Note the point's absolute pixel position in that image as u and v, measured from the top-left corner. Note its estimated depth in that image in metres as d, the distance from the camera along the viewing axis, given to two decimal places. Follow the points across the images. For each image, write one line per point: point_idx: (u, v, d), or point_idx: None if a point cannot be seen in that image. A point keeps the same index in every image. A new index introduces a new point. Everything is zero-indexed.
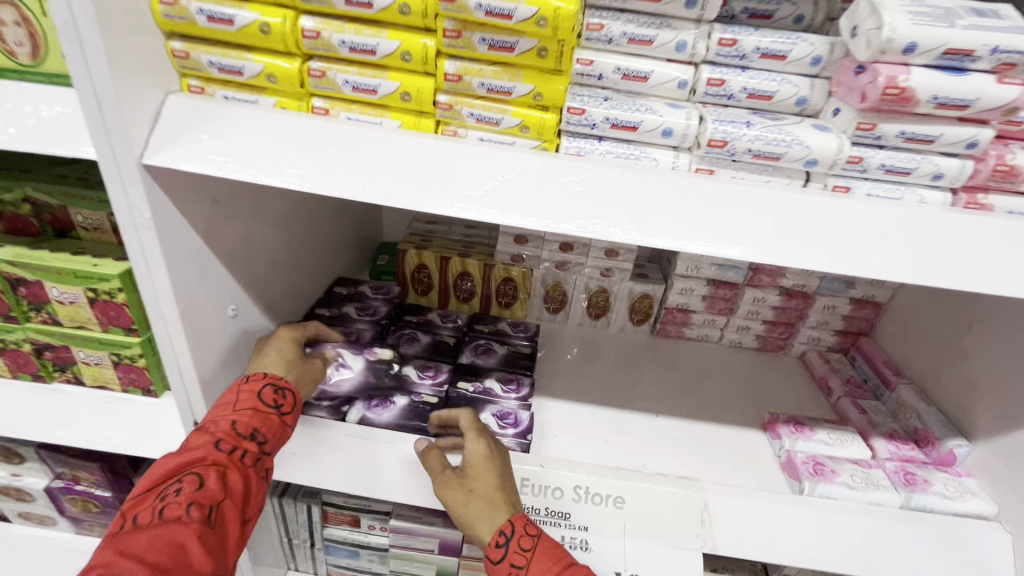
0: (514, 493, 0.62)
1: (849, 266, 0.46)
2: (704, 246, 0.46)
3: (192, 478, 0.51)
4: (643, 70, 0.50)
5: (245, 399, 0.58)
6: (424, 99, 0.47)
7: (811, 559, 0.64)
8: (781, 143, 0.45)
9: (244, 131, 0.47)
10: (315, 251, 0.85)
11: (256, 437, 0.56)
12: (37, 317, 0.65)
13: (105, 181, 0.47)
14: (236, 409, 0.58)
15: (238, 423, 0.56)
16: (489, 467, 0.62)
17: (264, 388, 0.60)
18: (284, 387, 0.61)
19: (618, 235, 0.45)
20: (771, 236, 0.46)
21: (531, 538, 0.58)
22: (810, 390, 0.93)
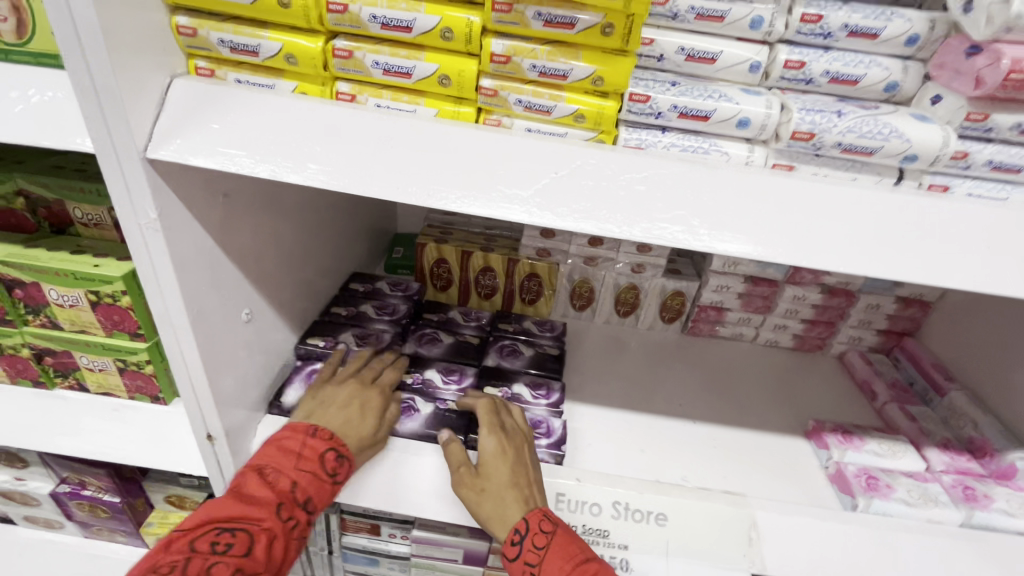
0: (531, 486, 0.57)
1: (948, 275, 0.40)
2: (784, 253, 0.41)
3: (242, 538, 0.48)
4: (711, 50, 0.44)
5: (309, 459, 0.55)
6: (465, 83, 0.41)
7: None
8: (877, 136, 0.39)
9: (260, 120, 0.42)
10: (329, 245, 0.80)
11: (307, 507, 0.54)
12: (35, 320, 0.61)
13: (105, 178, 0.41)
14: (298, 467, 0.54)
15: (298, 485, 0.53)
16: (502, 463, 0.57)
17: (327, 451, 0.56)
18: (343, 455, 0.57)
19: (688, 241, 0.40)
20: (859, 241, 0.41)
21: (545, 536, 0.53)
22: (852, 393, 0.88)
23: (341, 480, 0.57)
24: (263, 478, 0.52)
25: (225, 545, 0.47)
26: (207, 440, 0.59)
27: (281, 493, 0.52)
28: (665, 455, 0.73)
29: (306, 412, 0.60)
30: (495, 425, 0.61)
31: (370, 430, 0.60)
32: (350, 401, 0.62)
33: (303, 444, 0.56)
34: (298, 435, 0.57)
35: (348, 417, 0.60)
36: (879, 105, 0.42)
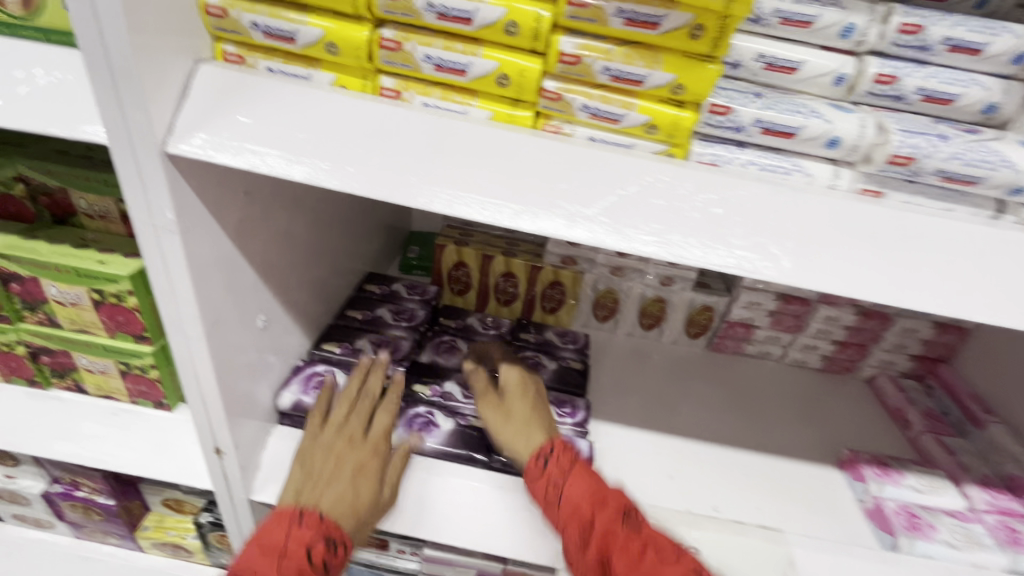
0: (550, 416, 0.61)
1: None
2: (874, 289, 0.37)
3: None
4: (793, 59, 0.40)
5: (292, 558, 0.48)
6: (526, 84, 0.37)
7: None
8: (985, 165, 0.35)
9: (294, 115, 0.37)
10: (345, 246, 0.75)
11: None
12: (32, 317, 0.56)
13: (117, 169, 0.37)
14: (281, 567, 0.48)
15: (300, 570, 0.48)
16: (524, 395, 0.63)
17: (314, 543, 0.50)
18: (338, 540, 0.51)
19: (768, 270, 0.36)
20: (958, 275, 0.37)
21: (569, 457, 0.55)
22: (883, 420, 0.84)
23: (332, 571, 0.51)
24: None
25: None
26: (215, 453, 0.55)
27: None
28: (692, 482, 0.70)
29: (295, 488, 0.54)
30: (517, 362, 0.69)
31: (371, 499, 0.55)
32: (346, 467, 0.55)
33: (287, 538, 0.50)
34: (283, 526, 0.50)
35: (342, 494, 0.53)
36: (983, 129, 0.38)
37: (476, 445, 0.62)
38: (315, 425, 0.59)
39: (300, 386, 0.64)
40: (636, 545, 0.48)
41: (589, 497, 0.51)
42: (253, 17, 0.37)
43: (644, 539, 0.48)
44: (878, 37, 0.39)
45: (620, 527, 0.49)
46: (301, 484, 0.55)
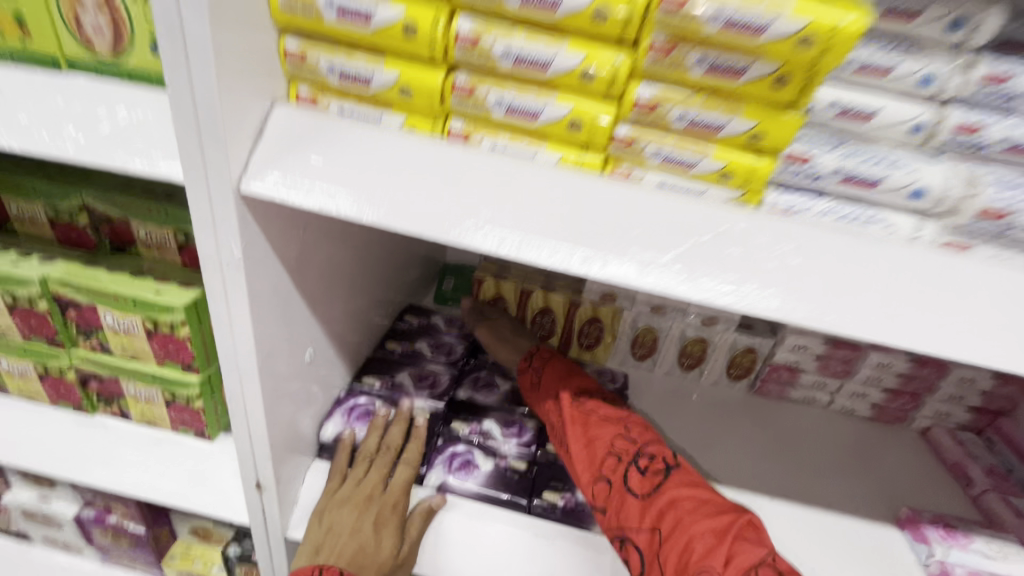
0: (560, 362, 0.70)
1: None
2: (966, 349, 0.34)
3: None
4: (868, 107, 0.38)
5: None
6: (599, 129, 0.36)
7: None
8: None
9: (365, 156, 0.37)
10: (387, 277, 0.75)
11: None
12: (85, 343, 0.57)
13: (190, 205, 0.37)
14: None
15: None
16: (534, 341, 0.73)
17: None
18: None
19: (851, 325, 0.34)
20: None
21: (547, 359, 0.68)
22: (941, 477, 0.80)
23: None
24: None
25: None
26: (255, 489, 0.54)
27: None
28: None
29: (313, 547, 0.53)
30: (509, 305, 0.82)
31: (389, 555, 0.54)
32: (364, 522, 0.55)
33: None
34: None
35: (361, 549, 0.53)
36: None
37: (516, 489, 0.60)
38: (333, 480, 0.59)
39: (343, 418, 0.64)
40: (580, 416, 0.59)
41: (555, 380, 0.64)
42: (330, 61, 0.38)
43: (590, 409, 0.59)
44: (958, 85, 0.38)
45: (574, 405, 0.60)
46: (319, 541, 0.54)
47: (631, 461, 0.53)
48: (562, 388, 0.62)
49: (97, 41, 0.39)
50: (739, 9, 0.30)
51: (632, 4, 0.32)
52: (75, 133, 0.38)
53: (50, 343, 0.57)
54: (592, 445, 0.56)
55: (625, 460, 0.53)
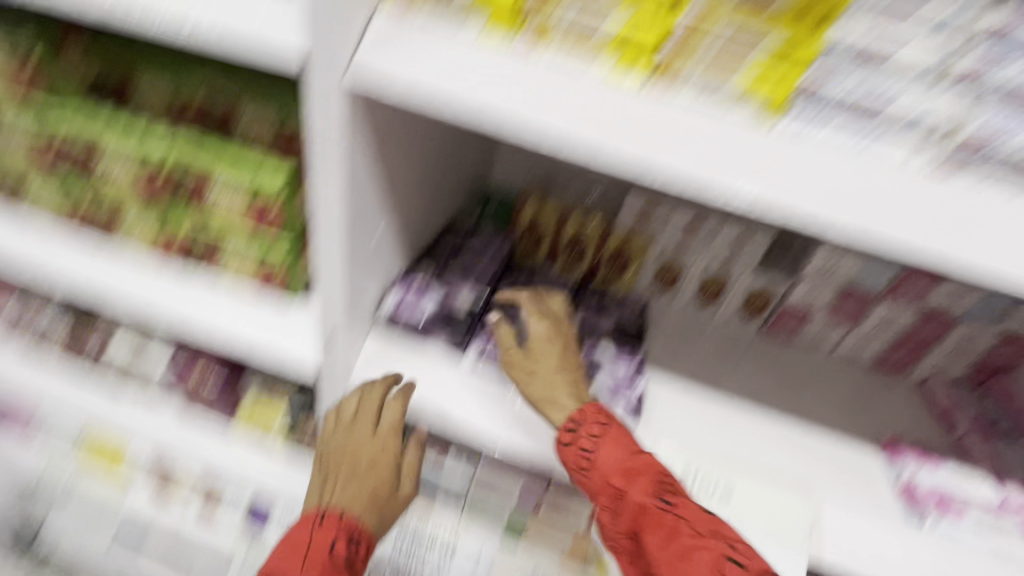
0: (575, 370, 0.68)
1: None
2: (933, 254, 0.41)
3: None
4: (892, 50, 0.42)
5: (316, 555, 0.60)
6: (637, 44, 0.45)
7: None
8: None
9: (443, 60, 0.46)
10: (445, 185, 0.85)
11: None
12: (196, 202, 0.73)
13: (309, 89, 0.49)
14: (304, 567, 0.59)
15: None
16: (548, 349, 0.68)
17: (338, 539, 0.61)
18: (357, 544, 0.63)
19: (830, 225, 0.42)
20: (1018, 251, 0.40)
21: (600, 427, 0.62)
22: (925, 419, 0.87)
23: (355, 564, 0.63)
24: None
25: None
26: (331, 331, 0.70)
27: None
28: (734, 447, 0.75)
29: (318, 492, 0.65)
30: (546, 314, 0.71)
31: (384, 493, 0.66)
32: (362, 458, 0.67)
33: (312, 539, 0.61)
34: (308, 528, 0.62)
35: (365, 493, 0.65)
36: None
37: None
38: (330, 424, 0.68)
39: (401, 292, 0.79)
40: (661, 513, 0.54)
41: (615, 466, 0.59)
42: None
43: (671, 506, 0.55)
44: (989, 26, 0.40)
45: (655, 501, 0.55)
46: (323, 483, 0.66)
47: (730, 563, 0.50)
48: (637, 499, 0.56)
49: None
50: None
51: None
52: (224, 23, 0.49)
53: (175, 200, 0.74)
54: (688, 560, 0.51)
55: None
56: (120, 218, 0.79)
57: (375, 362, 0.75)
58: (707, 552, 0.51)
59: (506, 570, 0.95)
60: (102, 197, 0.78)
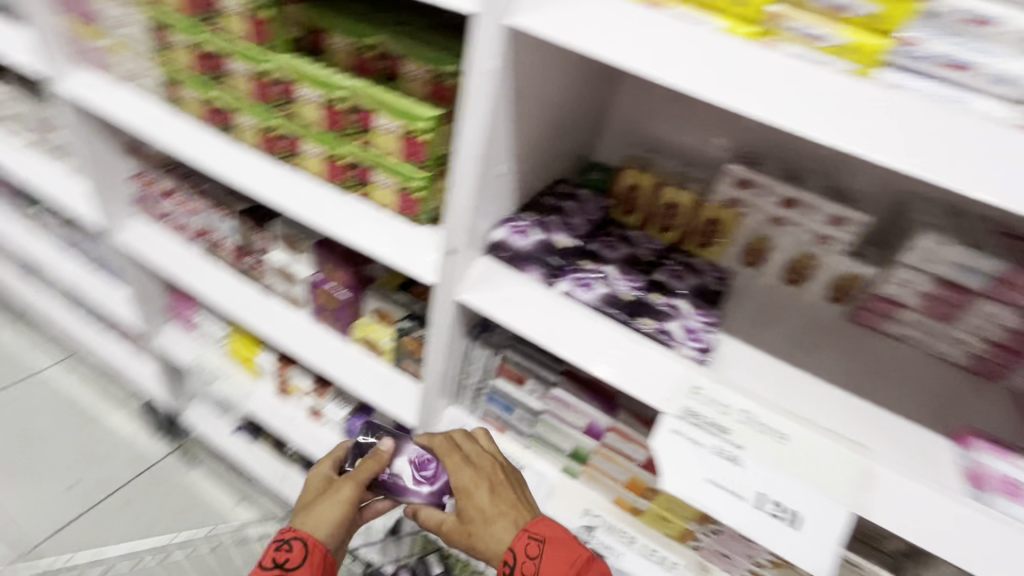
0: (506, 498, 0.83)
1: None
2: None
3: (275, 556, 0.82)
4: (965, 60, 0.48)
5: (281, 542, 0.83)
6: (756, 6, 0.52)
7: (968, 565, 0.62)
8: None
9: (597, 15, 0.55)
10: (553, 141, 0.96)
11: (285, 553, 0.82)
12: (360, 139, 0.86)
13: (467, 63, 0.62)
14: (278, 542, 0.83)
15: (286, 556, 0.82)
16: (477, 481, 0.85)
17: (285, 543, 0.83)
18: (286, 540, 0.83)
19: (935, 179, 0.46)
20: None
21: (536, 549, 0.77)
22: (1015, 424, 0.84)
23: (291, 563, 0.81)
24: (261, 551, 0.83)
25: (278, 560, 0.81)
26: (447, 253, 0.80)
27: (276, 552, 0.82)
28: (785, 398, 0.79)
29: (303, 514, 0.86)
30: (465, 456, 0.89)
31: (333, 515, 0.86)
32: (331, 496, 0.87)
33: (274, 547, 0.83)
34: (279, 538, 0.84)
35: (308, 516, 0.86)
36: None
37: (649, 315, 0.81)
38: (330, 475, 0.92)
39: (508, 229, 0.87)
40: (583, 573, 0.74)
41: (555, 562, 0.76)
42: None
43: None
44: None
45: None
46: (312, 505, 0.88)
47: None
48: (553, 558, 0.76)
49: None
50: None
51: None
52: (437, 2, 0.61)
53: (338, 136, 0.87)
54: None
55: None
56: (296, 145, 0.93)
57: (502, 303, 0.82)
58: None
59: (564, 497, 1.01)
60: (284, 123, 0.92)
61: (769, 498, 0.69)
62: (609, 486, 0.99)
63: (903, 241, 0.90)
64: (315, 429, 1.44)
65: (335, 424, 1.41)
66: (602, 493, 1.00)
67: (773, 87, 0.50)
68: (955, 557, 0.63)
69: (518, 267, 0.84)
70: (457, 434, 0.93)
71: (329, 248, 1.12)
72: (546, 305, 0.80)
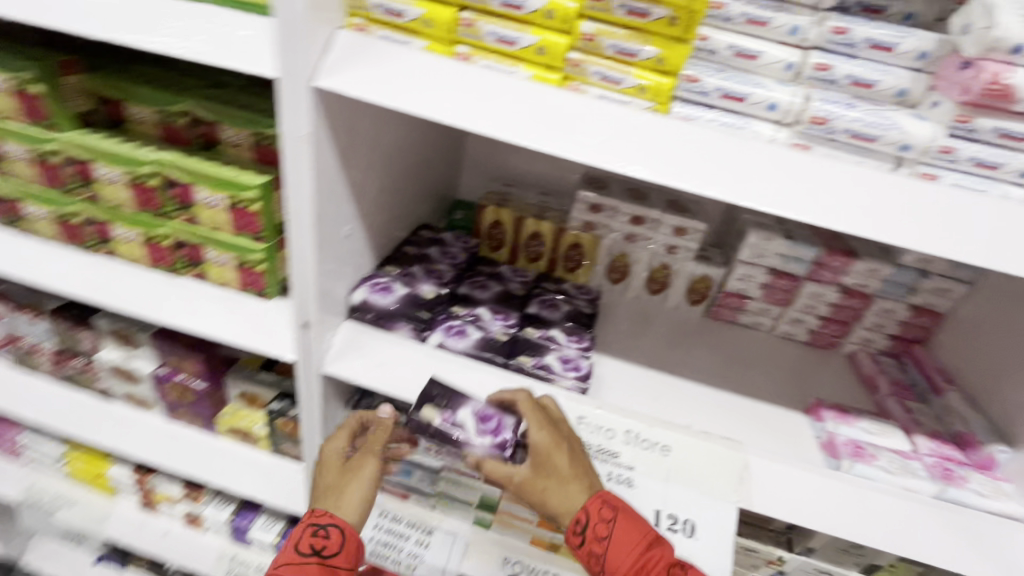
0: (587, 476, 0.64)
1: (888, 238, 0.50)
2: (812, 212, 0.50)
3: (320, 536, 0.69)
4: (742, 91, 0.53)
5: (295, 548, 0.68)
6: (557, 54, 0.54)
7: (836, 530, 0.69)
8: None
9: (409, 72, 0.54)
10: (408, 189, 0.93)
11: (320, 552, 0.68)
12: (181, 216, 0.76)
13: (281, 128, 0.58)
14: (286, 555, 0.68)
15: (305, 542, 0.69)
16: (555, 462, 0.63)
17: (309, 529, 0.70)
18: (325, 524, 0.70)
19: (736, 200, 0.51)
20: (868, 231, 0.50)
21: (607, 525, 0.61)
22: (856, 386, 0.95)
23: (326, 553, 0.68)
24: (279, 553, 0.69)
25: (315, 547, 0.68)
26: (301, 326, 0.72)
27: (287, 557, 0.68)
28: (665, 408, 0.83)
29: (329, 488, 0.73)
30: (546, 422, 0.66)
31: (355, 507, 0.71)
32: (351, 474, 0.73)
33: (292, 538, 0.69)
34: (299, 528, 0.70)
35: (336, 498, 0.72)
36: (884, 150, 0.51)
37: (526, 351, 0.80)
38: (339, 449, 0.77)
39: (368, 289, 0.82)
40: None
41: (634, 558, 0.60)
42: None
43: None
44: (1010, 28, 0.44)
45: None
46: (332, 482, 0.74)
47: None
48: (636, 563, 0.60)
49: None
50: (635, 3, 0.51)
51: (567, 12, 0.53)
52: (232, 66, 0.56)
53: (155, 215, 0.77)
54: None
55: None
56: (106, 231, 0.81)
57: (372, 367, 0.76)
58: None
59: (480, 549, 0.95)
60: (84, 208, 0.79)
61: (665, 512, 0.70)
62: (524, 527, 0.94)
63: (738, 240, 1.00)
64: (194, 540, 1.25)
65: (218, 529, 1.23)
66: (517, 535, 0.95)
67: (583, 128, 0.52)
68: (829, 528, 0.69)
69: (385, 326, 0.80)
70: (529, 400, 0.67)
71: (173, 336, 0.99)
72: (418, 361, 0.76)
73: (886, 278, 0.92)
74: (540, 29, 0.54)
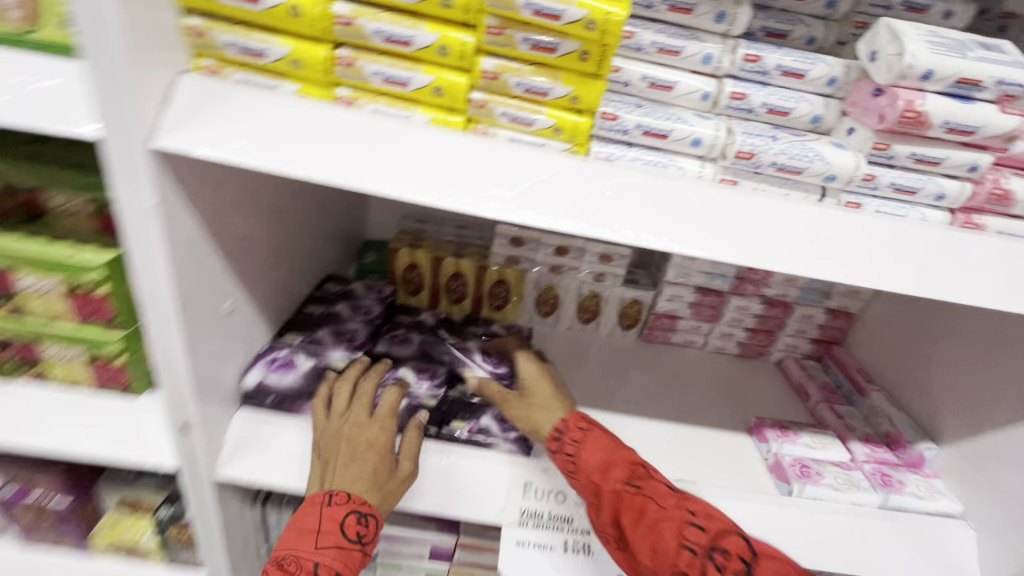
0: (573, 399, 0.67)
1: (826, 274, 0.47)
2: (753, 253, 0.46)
3: (350, 526, 0.58)
4: (664, 128, 0.49)
5: (326, 534, 0.57)
6: (458, 95, 0.47)
7: (797, 560, 0.67)
8: (979, 118, 0.45)
9: (278, 121, 0.45)
10: (306, 240, 0.82)
11: (359, 542, 0.58)
12: (4, 308, 0.60)
13: (115, 199, 0.46)
14: (318, 547, 0.56)
15: (344, 528, 0.57)
16: (541, 384, 0.67)
17: (346, 516, 0.58)
18: (367, 514, 0.59)
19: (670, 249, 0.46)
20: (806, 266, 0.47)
21: (580, 431, 0.61)
22: (789, 395, 0.97)
23: (365, 541, 0.59)
24: (302, 537, 0.57)
25: (351, 536, 0.58)
26: (181, 430, 0.59)
27: (323, 549, 0.56)
28: None
29: (334, 459, 0.61)
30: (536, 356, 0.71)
31: (394, 486, 0.61)
32: (370, 450, 0.61)
33: (319, 520, 0.57)
34: (314, 510, 0.58)
35: (362, 476, 0.59)
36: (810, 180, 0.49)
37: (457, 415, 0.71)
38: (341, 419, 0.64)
39: (264, 368, 0.70)
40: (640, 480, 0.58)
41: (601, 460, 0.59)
42: (377, 24, 0.45)
43: (641, 490, 0.56)
44: (918, 55, 0.43)
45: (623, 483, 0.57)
46: (337, 457, 0.61)
47: (707, 556, 0.50)
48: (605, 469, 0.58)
49: (10, 17, 0.45)
50: (539, 36, 0.44)
51: (463, 47, 0.45)
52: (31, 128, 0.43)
53: None
54: (655, 533, 0.53)
55: (695, 549, 0.51)
56: None
57: (280, 463, 0.65)
58: (670, 522, 0.53)
59: None
60: None
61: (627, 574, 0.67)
62: None
63: (662, 260, 0.98)
64: None
65: None
66: None
67: (494, 177, 0.45)
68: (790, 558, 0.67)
69: (290, 409, 0.68)
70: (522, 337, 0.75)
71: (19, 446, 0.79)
72: None
73: (803, 285, 0.94)
74: (432, 65, 0.47)
